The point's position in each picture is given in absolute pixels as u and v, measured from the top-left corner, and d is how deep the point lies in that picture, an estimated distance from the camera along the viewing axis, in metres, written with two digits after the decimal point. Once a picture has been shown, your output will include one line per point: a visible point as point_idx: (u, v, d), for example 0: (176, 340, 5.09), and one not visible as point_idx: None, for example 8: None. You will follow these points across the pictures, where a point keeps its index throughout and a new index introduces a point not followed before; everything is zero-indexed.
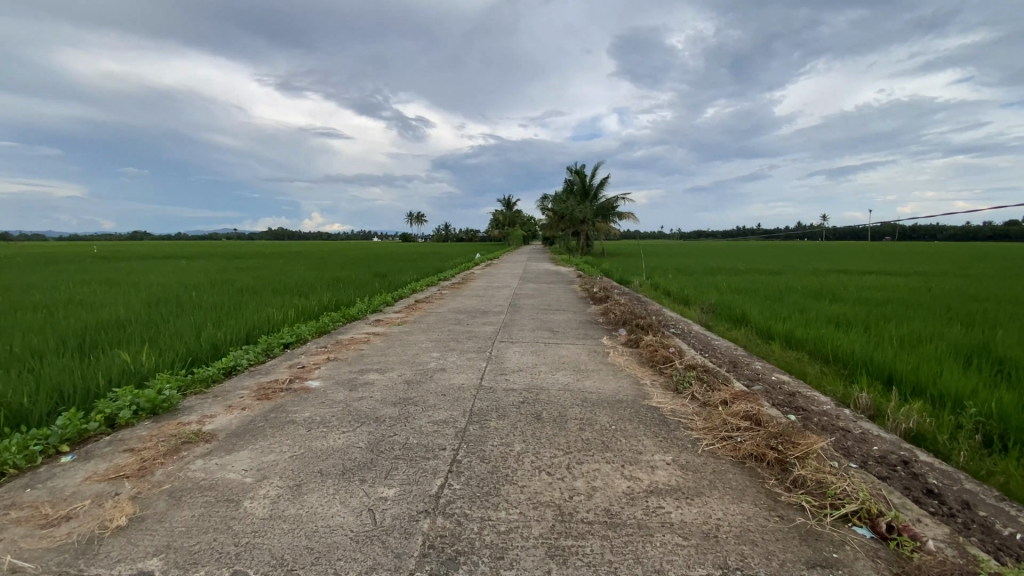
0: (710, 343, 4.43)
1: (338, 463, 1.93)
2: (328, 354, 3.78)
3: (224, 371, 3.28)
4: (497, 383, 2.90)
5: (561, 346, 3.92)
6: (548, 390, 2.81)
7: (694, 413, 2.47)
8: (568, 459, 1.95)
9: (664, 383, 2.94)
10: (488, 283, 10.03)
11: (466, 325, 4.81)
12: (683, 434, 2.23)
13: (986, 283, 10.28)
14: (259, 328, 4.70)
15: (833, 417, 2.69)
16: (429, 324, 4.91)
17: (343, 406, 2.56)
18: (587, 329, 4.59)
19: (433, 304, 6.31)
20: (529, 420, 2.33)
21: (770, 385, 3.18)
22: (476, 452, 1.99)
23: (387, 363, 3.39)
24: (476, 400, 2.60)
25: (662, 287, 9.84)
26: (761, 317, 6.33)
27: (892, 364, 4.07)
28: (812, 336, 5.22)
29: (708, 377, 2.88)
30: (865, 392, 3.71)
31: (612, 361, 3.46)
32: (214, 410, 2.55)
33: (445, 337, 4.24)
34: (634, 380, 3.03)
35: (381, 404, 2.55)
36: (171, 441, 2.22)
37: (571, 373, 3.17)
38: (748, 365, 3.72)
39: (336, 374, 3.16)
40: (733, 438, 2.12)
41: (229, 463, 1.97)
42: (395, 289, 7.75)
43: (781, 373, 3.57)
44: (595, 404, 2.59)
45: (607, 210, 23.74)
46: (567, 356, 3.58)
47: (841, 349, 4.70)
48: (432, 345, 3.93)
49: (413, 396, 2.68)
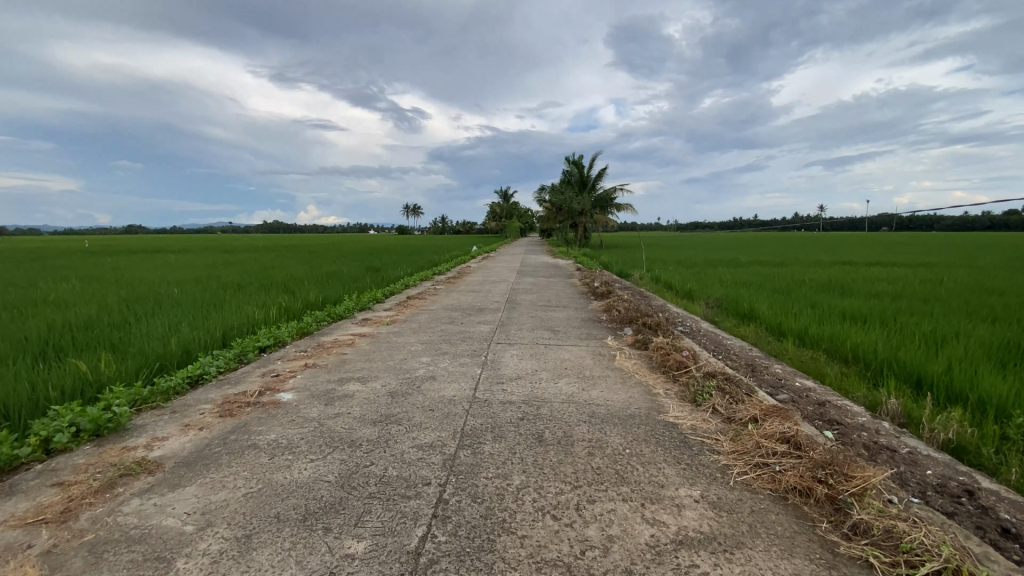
0: (723, 344, 4.10)
1: (299, 505, 1.60)
2: (307, 359, 3.45)
3: (189, 382, 2.95)
4: (492, 395, 2.58)
5: (563, 348, 3.59)
6: (550, 403, 2.48)
7: (719, 431, 2.16)
8: (576, 496, 1.63)
9: (679, 393, 2.62)
10: (485, 276, 9.69)
11: (460, 325, 4.48)
12: (709, 460, 1.90)
13: (996, 274, 10.02)
14: (237, 329, 4.36)
15: (872, 434, 2.37)
16: (421, 324, 4.57)
17: (314, 426, 2.23)
18: (591, 328, 4.26)
19: (426, 301, 5.97)
20: (529, 443, 2.01)
21: (796, 394, 2.87)
22: (466, 489, 1.66)
23: (371, 371, 3.05)
24: (468, 417, 2.27)
25: (664, 280, 9.53)
26: (771, 313, 6.01)
27: (920, 366, 3.77)
28: (829, 334, 4.90)
29: (730, 387, 2.56)
30: (894, 397, 3.40)
31: (619, 366, 3.14)
32: (167, 431, 2.22)
33: (437, 339, 3.90)
34: (646, 390, 2.71)
35: (359, 424, 2.23)
36: (108, 473, 1.87)
37: (575, 382, 2.84)
38: (767, 369, 3.39)
39: (312, 385, 2.82)
40: (771, 468, 1.80)
41: (170, 505, 1.63)
42: (386, 285, 7.40)
43: (804, 378, 3.26)
44: (605, 421, 2.27)
45: (607, 201, 23.38)
46: (570, 360, 3.25)
47: (861, 348, 4.39)
48: (422, 348, 3.60)
49: (395, 412, 2.35)
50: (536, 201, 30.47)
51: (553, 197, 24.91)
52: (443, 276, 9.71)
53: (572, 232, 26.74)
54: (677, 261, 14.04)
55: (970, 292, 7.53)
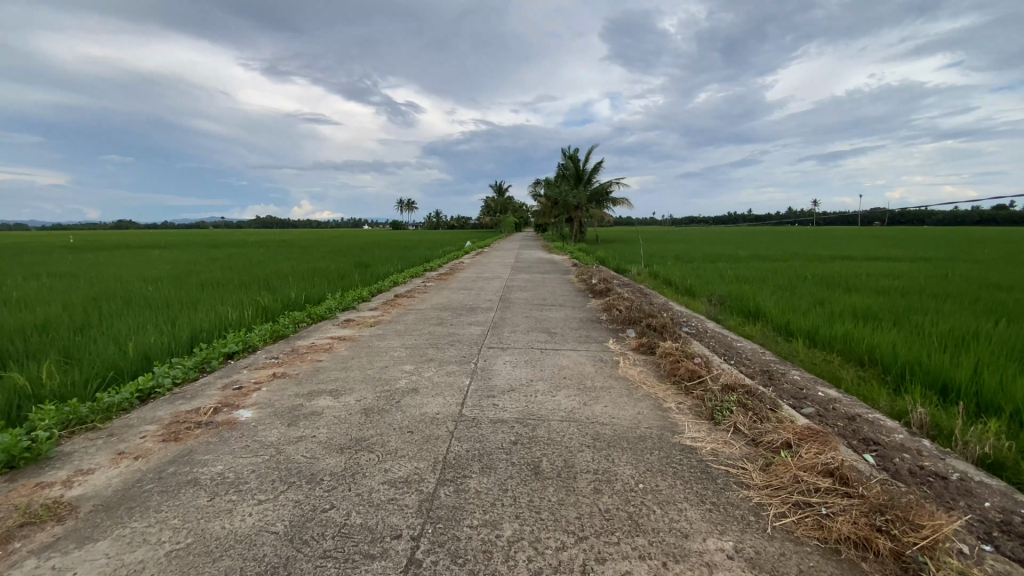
0: (734, 347, 3.80)
1: (233, 569, 1.26)
2: (276, 367, 3.10)
3: (138, 397, 2.63)
4: (481, 412, 2.25)
5: (561, 353, 3.26)
6: (547, 422, 2.15)
7: (745, 458, 1.85)
8: (581, 553, 1.31)
9: (694, 410, 2.30)
10: (478, 273, 9.34)
11: (449, 327, 4.14)
12: (738, 498, 1.59)
13: (1001, 268, 9.78)
14: (207, 331, 4.02)
15: (915, 458, 2.07)
16: (407, 325, 4.23)
17: (270, 455, 1.90)
18: (591, 331, 3.93)
19: (415, 299, 5.62)
20: (524, 477, 1.68)
21: (821, 407, 2.56)
22: (445, 544, 1.34)
23: (346, 382, 2.71)
24: (452, 442, 1.95)
25: (662, 276, 9.23)
26: (778, 311, 5.71)
27: (946, 370, 3.48)
28: (842, 334, 4.61)
29: (752, 402, 2.25)
30: (921, 405, 3.11)
31: (624, 375, 2.82)
32: (94, 463, 1.92)
33: (423, 342, 3.55)
34: (655, 405, 2.39)
35: (324, 451, 1.90)
36: (8, 520, 1.52)
37: (575, 394, 2.52)
38: (785, 376, 3.09)
39: (276, 401, 2.47)
40: (816, 510, 1.49)
41: (71, 569, 1.29)
42: (373, 282, 7.06)
43: (826, 386, 2.96)
44: (612, 445, 1.95)
45: (602, 196, 23.00)
46: (568, 368, 2.93)
47: (879, 350, 4.10)
48: (406, 353, 3.26)
49: (367, 436, 2.02)
50: (531, 195, 30.09)
51: (548, 191, 24.55)
52: (434, 273, 9.37)
53: (568, 226, 26.42)
54: (675, 256, 13.70)
55: (979, 287, 7.28)
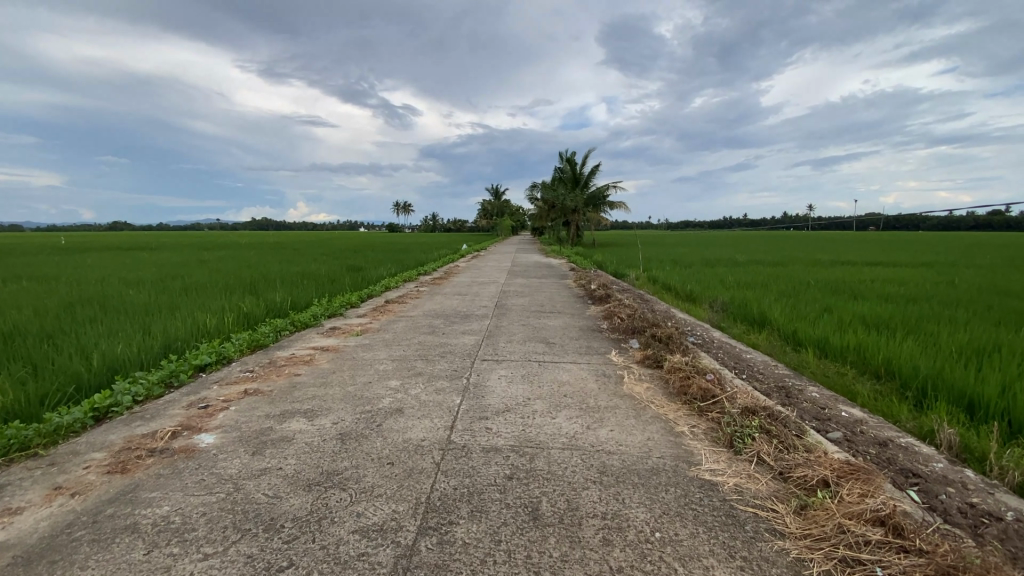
0: (744, 359, 3.57)
1: None
2: (250, 381, 2.83)
3: (93, 417, 2.36)
4: (472, 438, 2.00)
5: (561, 367, 3.01)
6: (546, 450, 1.90)
7: (775, 499, 1.60)
8: None
9: (710, 437, 2.06)
10: (474, 277, 9.08)
11: (440, 336, 3.88)
12: (773, 551, 1.34)
13: (1005, 274, 9.65)
14: (182, 339, 3.76)
15: (962, 493, 1.83)
16: (396, 334, 3.96)
17: (227, 493, 1.64)
18: (591, 341, 3.68)
19: (406, 305, 5.36)
20: (521, 524, 1.43)
21: (848, 431, 2.32)
22: None
23: (323, 402, 2.45)
24: (438, 477, 1.69)
25: (662, 281, 9.00)
26: (784, 318, 5.50)
27: (972, 386, 3.26)
28: (853, 344, 4.39)
29: (776, 428, 2.01)
30: (949, 425, 2.89)
31: (630, 393, 2.57)
32: (24, 502, 1.66)
33: (411, 354, 3.30)
34: (666, 430, 2.15)
35: (289, 488, 1.64)
36: None
37: (578, 415, 2.27)
38: (803, 394, 2.85)
39: (243, 423, 2.21)
40: (868, 570, 1.25)
41: None
42: (364, 286, 6.79)
43: (848, 405, 2.73)
44: (622, 481, 1.70)
45: (599, 199, 22.80)
46: (569, 385, 2.68)
47: (895, 362, 3.89)
48: (392, 367, 3.00)
49: (341, 469, 1.76)
50: (527, 198, 29.85)
51: (545, 194, 24.34)
52: (429, 276, 9.12)
53: (565, 230, 26.21)
54: (674, 260, 13.48)
55: (989, 294, 7.10)
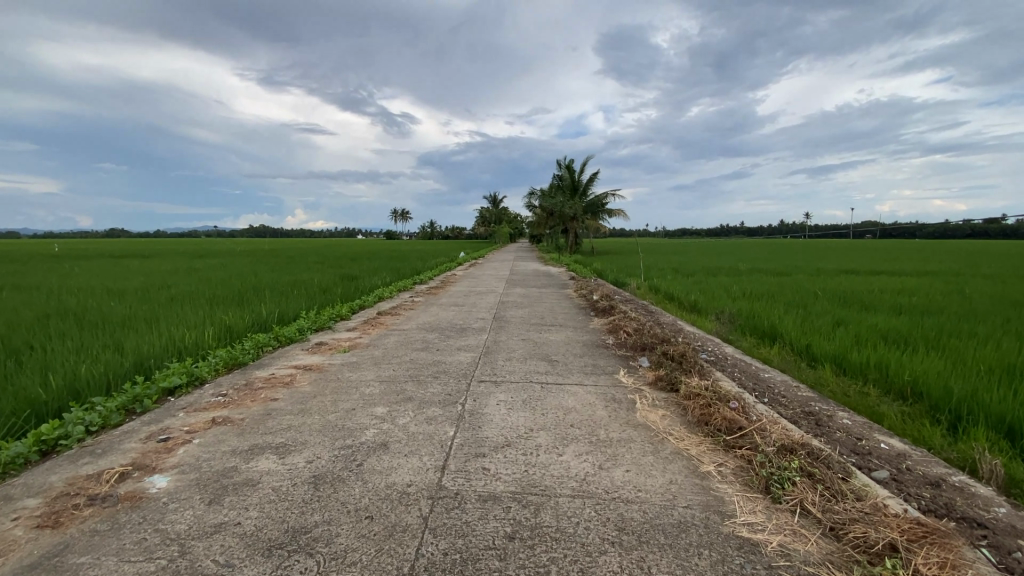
0: (762, 379, 3.29)
1: None
2: (221, 408, 2.54)
3: (38, 451, 2.06)
4: (467, 482, 1.72)
5: (565, 389, 2.74)
6: (554, 500, 1.62)
7: (831, 567, 1.33)
8: None
9: (742, 479, 1.78)
10: (470, 286, 8.79)
11: (434, 353, 3.60)
12: None
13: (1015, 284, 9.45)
14: (156, 356, 3.46)
15: None
16: (386, 351, 3.68)
17: (171, 559, 1.35)
18: (597, 359, 3.41)
19: (398, 318, 5.07)
20: None
21: (892, 470, 2.05)
22: None
23: (299, 435, 2.17)
24: (426, 538, 1.41)
25: (664, 291, 8.75)
26: (797, 332, 5.23)
27: (1012, 410, 3.02)
28: (875, 361, 4.13)
29: (819, 471, 1.74)
30: (995, 454, 2.63)
31: (645, 422, 2.30)
32: None
33: (401, 374, 3.01)
34: (691, 470, 1.87)
35: (246, 553, 1.36)
36: None
37: (589, 451, 1.99)
38: (834, 421, 2.58)
39: (205, 463, 1.93)
40: None
41: None
42: (356, 297, 6.51)
43: (885, 435, 2.47)
44: (645, 542, 1.42)
45: (597, 207, 22.63)
46: (575, 412, 2.41)
47: (923, 382, 3.63)
48: (380, 390, 2.72)
49: (310, 526, 1.48)
50: (525, 205, 29.64)
51: (543, 202, 24.14)
52: (424, 286, 8.84)
53: (563, 237, 25.98)
54: (675, 268, 13.23)
55: (1002, 306, 6.89)
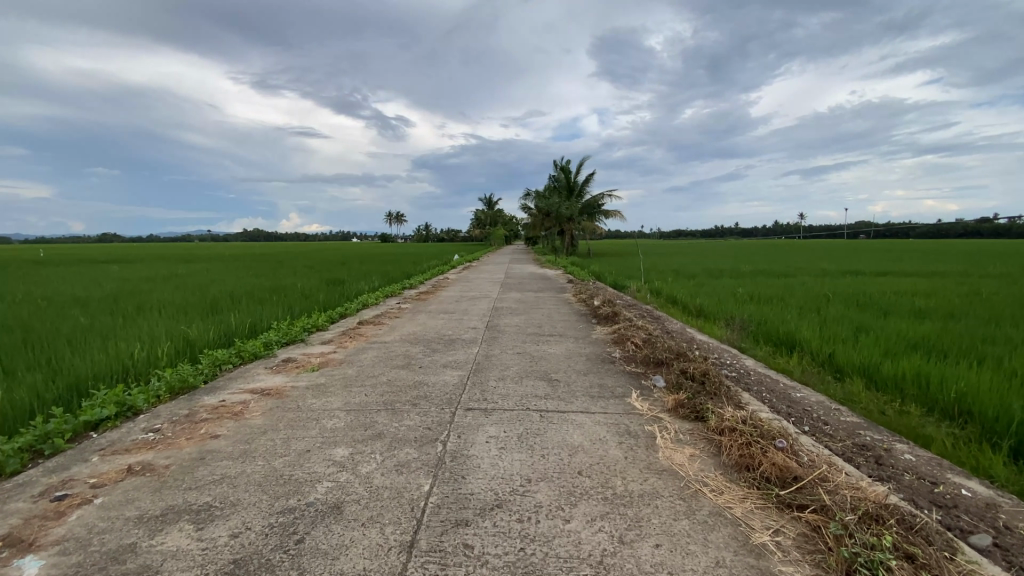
0: (796, 400, 2.84)
1: None
2: (147, 450, 2.06)
3: None
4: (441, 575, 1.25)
5: (568, 420, 2.27)
6: None
7: None
8: None
9: (814, 560, 1.32)
10: (463, 292, 8.31)
11: (416, 371, 3.12)
12: None
13: None
14: (92, 379, 2.98)
15: None
16: (361, 369, 3.20)
17: None
18: (604, 378, 2.94)
19: (381, 329, 4.59)
20: None
21: (994, 530, 1.58)
22: None
23: (233, 491, 1.70)
24: None
25: (667, 295, 8.31)
26: (817, 339, 4.79)
27: None
28: (912, 374, 3.67)
29: (918, 549, 1.29)
30: None
31: (671, 469, 1.83)
32: None
33: (374, 401, 2.54)
34: (741, 543, 1.41)
35: None
36: None
37: (603, 515, 1.53)
38: (894, 457, 2.12)
39: (96, 541, 1.46)
40: None
41: None
42: (338, 305, 6.02)
43: (960, 476, 2.01)
44: None
45: (594, 208, 22.18)
46: (582, 453, 1.94)
47: (972, 401, 3.17)
48: (345, 424, 2.24)
49: None
50: (520, 207, 29.20)
51: (539, 203, 23.71)
52: (415, 292, 8.35)
53: (559, 239, 25.54)
54: (676, 270, 12.80)
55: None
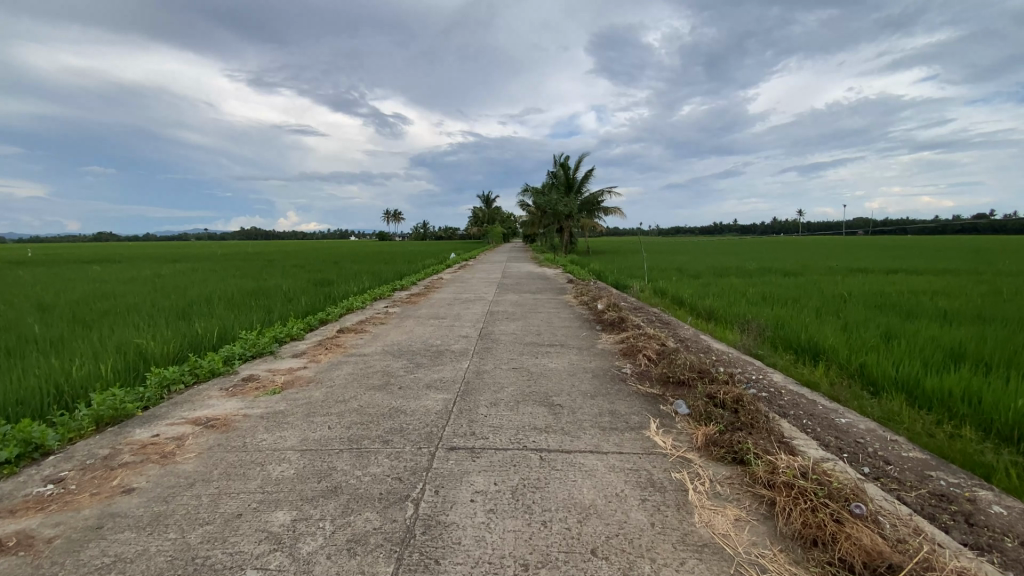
0: (842, 428, 2.39)
1: None
2: (35, 513, 1.60)
3: None
4: None
5: (576, 465, 1.82)
6: None
7: None
8: None
9: None
10: (458, 293, 7.86)
11: (395, 394, 2.67)
12: None
13: None
14: (11, 404, 2.51)
15: None
16: (332, 391, 2.74)
17: None
18: (616, 402, 2.48)
19: (362, 338, 4.13)
20: None
21: None
22: None
23: None
24: None
25: (673, 295, 7.88)
26: (843, 346, 4.36)
27: None
28: (961, 389, 3.23)
29: None
30: None
31: (714, 543, 1.38)
32: None
33: (339, 438, 2.08)
34: None
35: None
36: None
37: None
38: (987, 514, 1.67)
39: None
40: None
41: None
42: (319, 310, 5.57)
43: None
44: None
45: (592, 205, 21.71)
46: (594, 518, 1.48)
47: None
48: (297, 473, 1.78)
49: None
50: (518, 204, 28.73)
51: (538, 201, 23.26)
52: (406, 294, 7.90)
53: (558, 237, 25.11)
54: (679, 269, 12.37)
55: None
